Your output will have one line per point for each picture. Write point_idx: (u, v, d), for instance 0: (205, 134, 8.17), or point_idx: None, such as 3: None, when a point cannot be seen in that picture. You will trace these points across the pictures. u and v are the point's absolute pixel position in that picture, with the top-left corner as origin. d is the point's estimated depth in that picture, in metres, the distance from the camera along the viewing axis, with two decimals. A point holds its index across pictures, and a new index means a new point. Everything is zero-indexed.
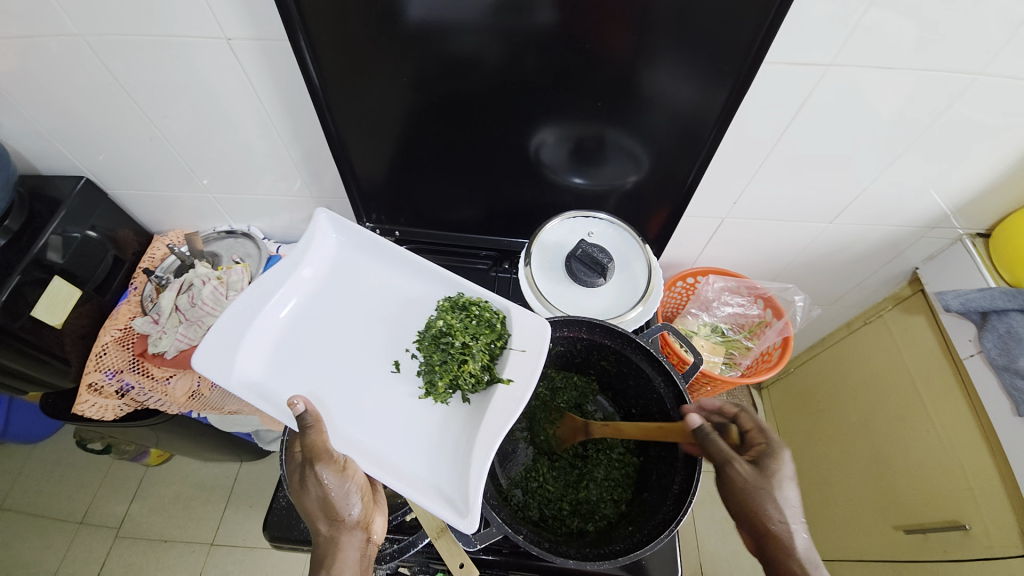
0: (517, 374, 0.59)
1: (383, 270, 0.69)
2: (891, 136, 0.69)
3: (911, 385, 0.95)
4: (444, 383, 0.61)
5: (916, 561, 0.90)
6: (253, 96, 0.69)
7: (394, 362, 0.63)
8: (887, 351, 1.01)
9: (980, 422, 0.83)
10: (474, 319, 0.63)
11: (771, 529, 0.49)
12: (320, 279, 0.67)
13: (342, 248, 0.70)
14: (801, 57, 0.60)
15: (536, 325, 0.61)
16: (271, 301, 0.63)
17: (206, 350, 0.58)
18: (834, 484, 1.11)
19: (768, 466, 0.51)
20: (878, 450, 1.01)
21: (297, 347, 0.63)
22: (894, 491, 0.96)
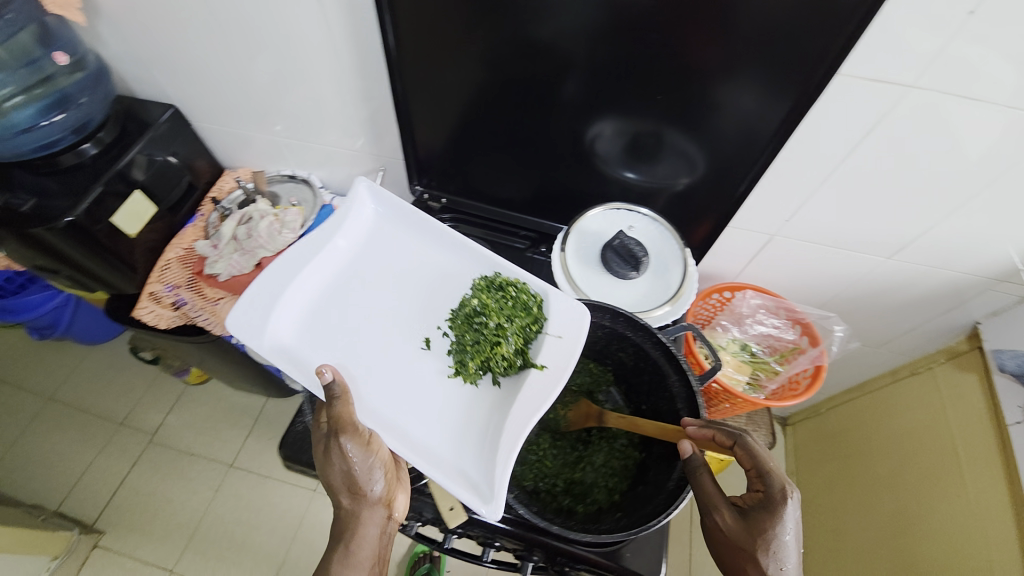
0: (551, 363, 0.61)
1: (420, 244, 0.72)
2: (972, 173, 0.64)
3: (950, 446, 0.89)
4: (475, 365, 0.64)
5: None
6: (332, 49, 0.73)
7: (426, 339, 0.67)
8: (930, 406, 0.95)
9: (1013, 490, 0.77)
10: (510, 301, 0.66)
11: None
12: (354, 248, 0.71)
13: (379, 220, 0.73)
14: (884, 75, 0.57)
15: (580, 316, 0.62)
16: (305, 270, 0.66)
17: (239, 312, 0.62)
18: (847, 533, 1.07)
19: (756, 518, 0.48)
20: (901, 507, 0.96)
21: (327, 313, 0.66)
22: (910, 551, 0.91)
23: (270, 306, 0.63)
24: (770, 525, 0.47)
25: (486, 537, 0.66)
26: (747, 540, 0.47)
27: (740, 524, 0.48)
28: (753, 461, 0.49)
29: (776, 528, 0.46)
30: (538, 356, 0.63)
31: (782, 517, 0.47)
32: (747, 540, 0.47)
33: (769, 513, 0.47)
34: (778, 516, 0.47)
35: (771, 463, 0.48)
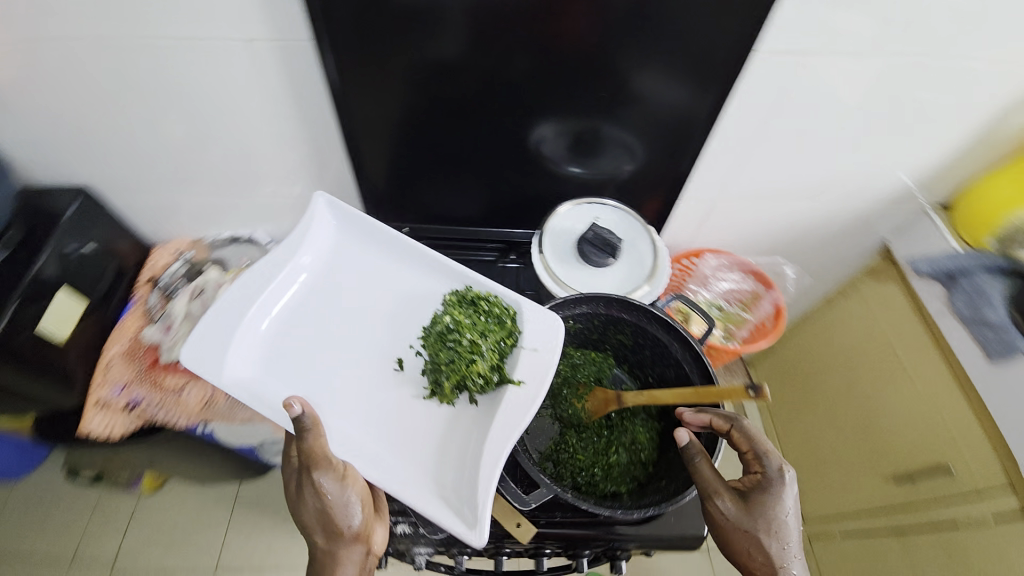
0: (528, 375, 0.62)
1: (375, 265, 0.72)
2: (859, 119, 0.76)
3: (890, 348, 1.01)
4: (450, 385, 0.64)
5: (909, 506, 0.97)
6: (263, 99, 0.70)
7: (399, 359, 0.67)
8: (864, 317, 1.08)
9: (954, 371, 0.90)
10: (482, 315, 0.66)
11: (750, 562, 0.53)
12: (310, 276, 0.70)
13: (338, 240, 0.73)
14: (781, 48, 0.66)
15: (551, 326, 0.64)
16: (264, 293, 0.66)
17: (196, 346, 0.61)
18: (825, 447, 1.18)
19: (755, 500, 0.53)
20: (864, 411, 1.08)
21: (286, 343, 0.66)
22: (881, 446, 1.03)
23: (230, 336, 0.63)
24: (772, 506, 0.53)
25: (535, 548, 0.66)
26: (750, 522, 0.53)
27: (745, 507, 0.53)
28: (754, 446, 0.55)
29: (775, 507, 0.52)
30: (515, 371, 0.63)
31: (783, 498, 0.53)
32: (752, 521, 0.52)
33: (769, 493, 0.53)
34: (780, 497, 0.53)
35: (767, 446, 0.54)
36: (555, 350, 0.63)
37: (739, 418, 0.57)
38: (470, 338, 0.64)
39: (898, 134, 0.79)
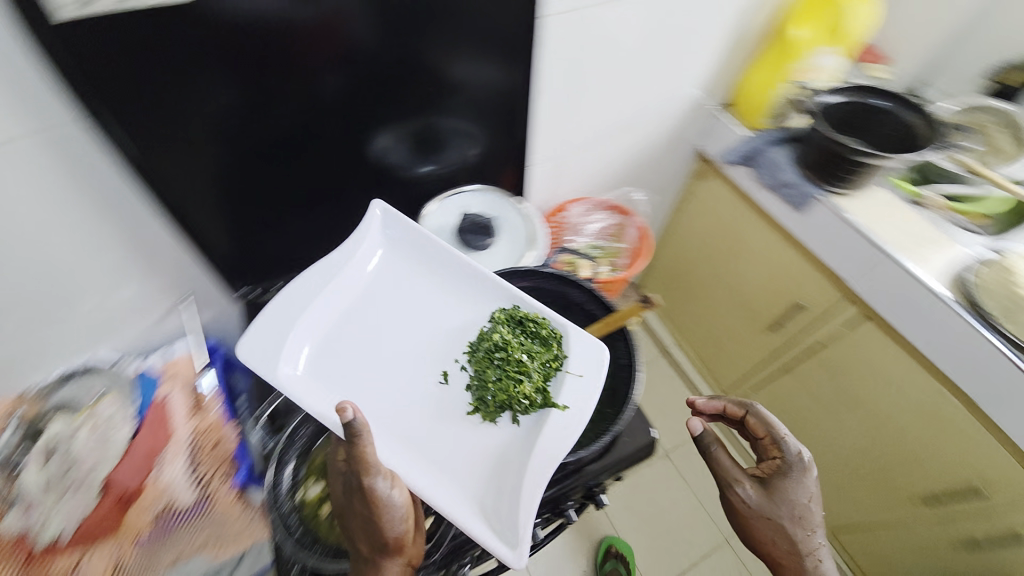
0: (575, 395, 0.65)
1: (425, 279, 0.74)
2: (643, 53, 0.88)
3: (730, 227, 1.19)
4: (496, 403, 0.66)
5: (788, 344, 1.16)
6: (45, 205, 0.59)
7: (443, 371, 0.69)
8: (705, 211, 1.25)
9: (774, 226, 1.07)
10: (528, 335, 0.69)
11: (772, 543, 0.63)
12: (368, 283, 0.73)
13: (386, 251, 0.75)
14: (563, 10, 0.73)
15: (597, 352, 0.67)
16: (317, 298, 0.68)
17: (252, 341, 0.64)
18: (718, 327, 1.36)
19: (774, 484, 0.64)
20: (732, 285, 1.26)
21: (331, 349, 0.67)
22: (753, 307, 1.22)
23: (289, 330, 0.65)
24: (790, 489, 0.63)
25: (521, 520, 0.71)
26: (772, 507, 0.63)
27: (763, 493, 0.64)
28: (770, 433, 0.66)
29: (792, 491, 0.63)
30: (560, 396, 0.65)
31: (800, 479, 0.63)
32: (773, 507, 0.63)
33: (788, 478, 0.64)
34: (797, 479, 0.63)
35: (784, 436, 0.65)
36: (600, 373, 0.66)
37: (759, 411, 0.68)
38: (513, 360, 0.66)
39: (675, 57, 0.93)
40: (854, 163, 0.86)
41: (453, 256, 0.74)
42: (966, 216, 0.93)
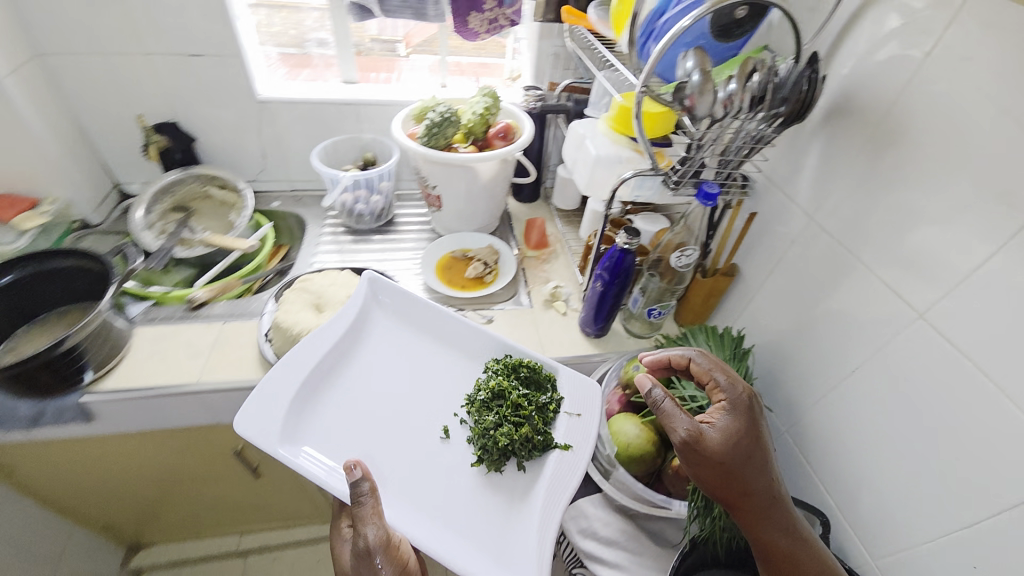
0: (576, 439, 0.64)
1: (423, 360, 0.74)
2: None
3: (81, 467, 0.79)
4: (498, 446, 0.63)
5: (287, 469, 0.95)
6: None
7: (444, 429, 0.67)
8: (32, 480, 0.79)
9: (96, 443, 0.74)
10: (521, 378, 0.69)
11: (738, 491, 0.54)
12: (370, 352, 0.73)
13: (375, 324, 0.76)
14: None
15: (588, 390, 0.69)
16: (300, 382, 0.64)
17: (250, 415, 0.60)
18: (238, 503, 1.05)
19: (728, 419, 0.56)
20: (180, 482, 0.92)
21: (345, 419, 0.65)
22: (221, 478, 0.92)
23: (284, 408, 0.62)
24: (738, 425, 0.56)
25: None
26: (727, 450, 0.54)
27: (715, 433, 0.55)
28: (714, 374, 0.60)
29: (744, 427, 0.56)
30: (560, 436, 0.65)
31: (752, 420, 0.57)
32: (728, 450, 0.54)
33: (735, 415, 0.57)
34: (743, 424, 0.56)
35: (724, 374, 0.59)
36: (595, 411, 0.67)
37: (697, 354, 0.62)
38: (516, 403, 0.65)
39: None
40: (64, 355, 0.65)
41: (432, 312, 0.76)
42: (269, 268, 0.98)
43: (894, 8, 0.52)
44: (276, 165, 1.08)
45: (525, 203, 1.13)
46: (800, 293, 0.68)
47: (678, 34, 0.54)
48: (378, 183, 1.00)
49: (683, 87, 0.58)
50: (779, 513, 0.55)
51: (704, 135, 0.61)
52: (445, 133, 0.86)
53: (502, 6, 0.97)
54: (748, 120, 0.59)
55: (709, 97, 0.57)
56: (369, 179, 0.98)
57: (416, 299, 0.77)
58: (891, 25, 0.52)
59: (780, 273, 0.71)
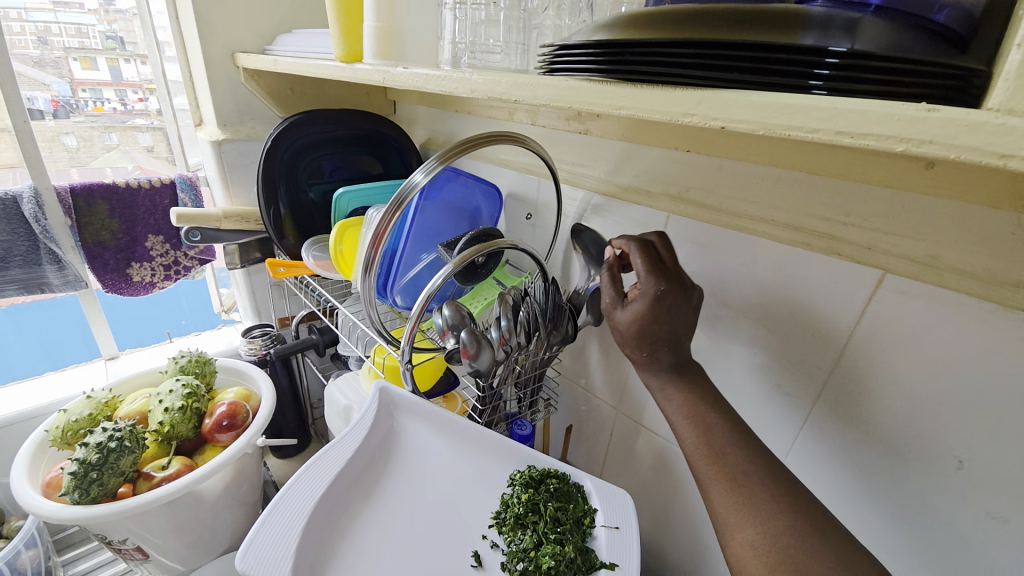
0: (621, 555, 0.42)
1: (451, 482, 0.49)
2: None
3: None
4: (540, 568, 0.41)
5: None
6: None
7: (474, 552, 0.43)
8: None
9: None
10: (556, 488, 0.46)
11: (651, 360, 0.38)
12: (402, 467, 0.49)
13: (400, 432, 0.52)
14: None
15: (617, 494, 0.47)
16: (308, 511, 0.42)
17: (257, 548, 0.38)
18: None
19: (657, 301, 0.37)
20: None
21: (364, 547, 0.42)
22: None
23: (291, 539, 0.39)
24: (663, 303, 0.37)
25: None
26: (642, 333, 0.38)
27: (632, 313, 0.38)
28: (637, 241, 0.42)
29: (671, 309, 0.38)
30: (604, 553, 0.42)
31: (676, 308, 0.38)
32: (643, 328, 0.37)
33: (665, 298, 0.38)
34: (661, 305, 0.37)
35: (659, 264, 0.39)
36: (636, 520, 0.45)
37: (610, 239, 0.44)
38: (555, 512, 0.44)
39: None
40: None
41: (462, 423, 0.51)
42: None
43: (603, 231, 0.55)
44: None
45: (292, 456, 0.85)
46: (640, 485, 0.62)
47: (429, 295, 0.45)
48: (18, 561, 0.57)
49: (451, 342, 0.49)
50: (689, 377, 0.38)
51: (493, 378, 0.51)
52: (116, 470, 0.52)
53: (179, 248, 0.75)
54: (530, 350, 0.52)
55: (485, 347, 0.48)
56: (6, 563, 0.55)
57: (438, 408, 0.52)
58: None
59: (610, 466, 0.65)
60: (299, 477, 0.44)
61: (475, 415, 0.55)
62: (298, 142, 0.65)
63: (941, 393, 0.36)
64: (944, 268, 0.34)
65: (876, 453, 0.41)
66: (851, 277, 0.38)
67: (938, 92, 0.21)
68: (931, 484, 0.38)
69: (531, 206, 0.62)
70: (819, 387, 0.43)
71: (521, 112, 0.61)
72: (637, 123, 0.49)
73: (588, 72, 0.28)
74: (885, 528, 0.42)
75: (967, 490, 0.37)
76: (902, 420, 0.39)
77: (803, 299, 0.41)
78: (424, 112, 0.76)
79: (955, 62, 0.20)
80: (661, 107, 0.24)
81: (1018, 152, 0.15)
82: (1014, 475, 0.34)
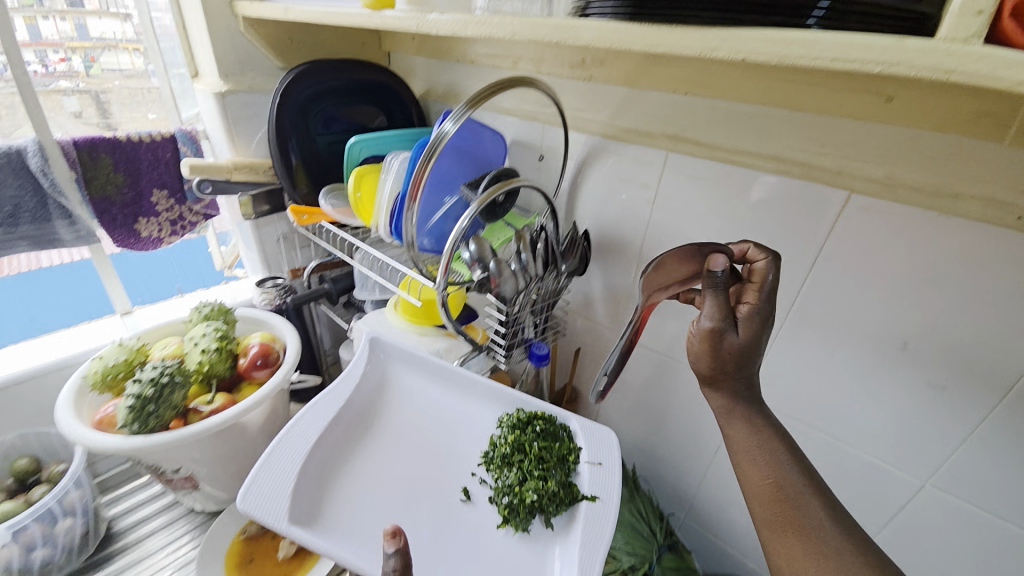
0: (599, 488, 0.47)
1: (440, 428, 0.55)
2: None
3: None
4: (524, 501, 0.47)
5: None
6: None
7: (463, 489, 0.50)
8: None
9: None
10: (543, 433, 0.51)
11: (729, 394, 0.42)
12: (392, 414, 0.56)
13: (394, 387, 0.58)
14: None
15: (600, 434, 0.53)
16: (306, 453, 0.47)
17: (257, 488, 0.43)
18: None
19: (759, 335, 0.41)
20: None
21: (362, 484, 0.48)
22: None
23: (290, 480, 0.45)
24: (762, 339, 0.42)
25: None
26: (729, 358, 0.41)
27: (736, 338, 0.41)
28: (764, 260, 0.42)
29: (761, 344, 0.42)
30: (584, 487, 0.48)
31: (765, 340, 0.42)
32: (736, 354, 0.41)
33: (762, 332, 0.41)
34: (760, 339, 0.41)
35: (769, 295, 0.42)
36: (618, 458, 0.51)
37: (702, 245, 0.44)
38: (540, 450, 0.50)
39: None
40: None
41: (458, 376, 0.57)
42: None
43: (606, 171, 0.61)
44: None
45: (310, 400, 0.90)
46: (638, 400, 0.71)
47: (461, 230, 0.51)
48: (66, 501, 0.61)
49: (478, 273, 0.54)
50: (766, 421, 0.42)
51: (515, 306, 0.58)
52: (170, 403, 0.57)
53: (184, 202, 0.76)
54: (544, 281, 0.59)
55: (508, 276, 0.54)
56: (54, 502, 0.60)
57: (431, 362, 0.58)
58: (612, 184, 0.61)
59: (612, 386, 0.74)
60: (298, 427, 0.50)
61: (497, 341, 0.61)
62: (305, 92, 0.66)
63: (894, 289, 0.45)
64: (899, 185, 0.42)
65: (841, 345, 0.50)
66: (825, 197, 0.46)
67: (896, 30, 0.27)
68: (883, 363, 0.48)
69: (538, 151, 0.67)
70: (797, 295, 0.51)
71: (525, 59, 0.64)
72: (639, 68, 0.53)
73: (617, 18, 0.33)
74: (848, 405, 0.52)
75: (908, 364, 0.46)
76: (860, 314, 0.48)
77: (787, 220, 0.49)
78: (422, 62, 0.78)
79: (910, 6, 0.26)
80: (687, 46, 0.30)
81: (956, 68, 0.22)
82: (945, 346, 0.44)
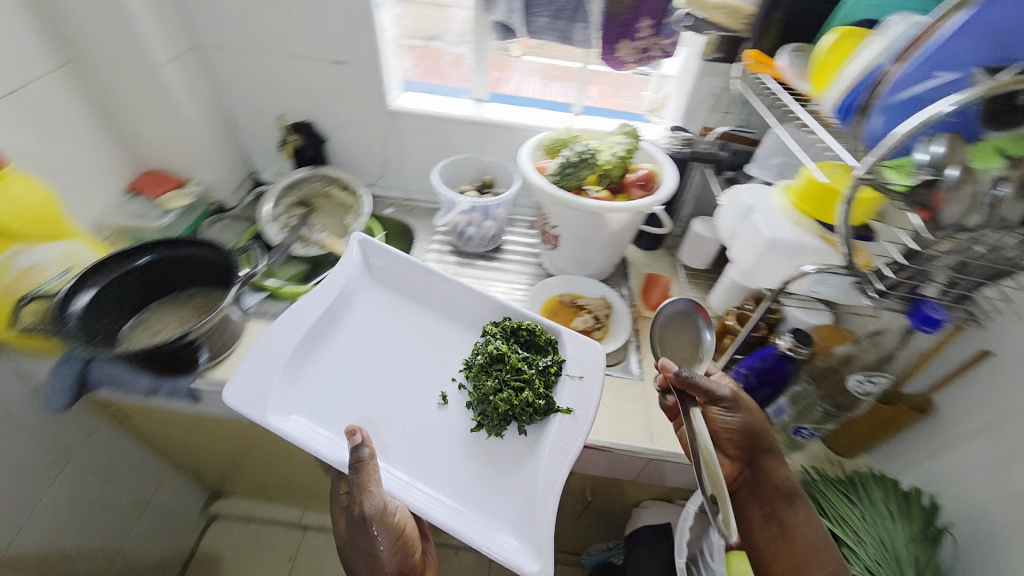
0: (577, 401, 0.63)
1: (417, 316, 0.74)
2: None
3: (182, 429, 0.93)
4: (498, 412, 0.62)
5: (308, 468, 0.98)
6: None
7: (442, 394, 0.66)
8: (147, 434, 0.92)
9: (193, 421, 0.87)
10: (522, 343, 0.68)
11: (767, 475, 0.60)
12: (356, 309, 0.73)
13: (363, 290, 0.75)
14: None
15: (590, 352, 0.67)
16: (288, 344, 0.64)
17: (241, 386, 0.59)
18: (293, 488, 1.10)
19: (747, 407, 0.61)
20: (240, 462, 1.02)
21: (338, 377, 0.66)
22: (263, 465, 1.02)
23: (274, 369, 0.61)
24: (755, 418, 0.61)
25: None
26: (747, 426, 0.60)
27: (742, 411, 0.60)
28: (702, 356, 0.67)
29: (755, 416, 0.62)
30: (563, 400, 0.63)
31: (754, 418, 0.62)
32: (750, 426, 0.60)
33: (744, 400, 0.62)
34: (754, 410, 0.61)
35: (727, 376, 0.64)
36: (598, 373, 0.65)
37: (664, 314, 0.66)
38: (516, 365, 0.64)
39: None
40: (183, 346, 0.70)
41: (437, 277, 0.74)
42: None
43: None
44: (395, 172, 1.12)
45: (644, 249, 1.00)
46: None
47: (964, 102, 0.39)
48: (494, 210, 0.95)
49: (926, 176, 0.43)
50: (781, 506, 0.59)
51: (940, 241, 0.47)
52: (579, 175, 0.77)
53: (659, 36, 0.85)
54: (1013, 235, 0.44)
55: (968, 195, 0.43)
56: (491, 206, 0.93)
57: (405, 260, 0.75)
58: None
59: (993, 429, 0.54)
60: (277, 329, 0.64)
61: (881, 273, 0.50)
62: None
63: None
64: None
65: None
66: None
67: None
68: None
69: None
70: None
71: None
72: None
73: None
74: None
75: None
76: None
77: None
78: None
79: None
80: None
81: None
82: None
